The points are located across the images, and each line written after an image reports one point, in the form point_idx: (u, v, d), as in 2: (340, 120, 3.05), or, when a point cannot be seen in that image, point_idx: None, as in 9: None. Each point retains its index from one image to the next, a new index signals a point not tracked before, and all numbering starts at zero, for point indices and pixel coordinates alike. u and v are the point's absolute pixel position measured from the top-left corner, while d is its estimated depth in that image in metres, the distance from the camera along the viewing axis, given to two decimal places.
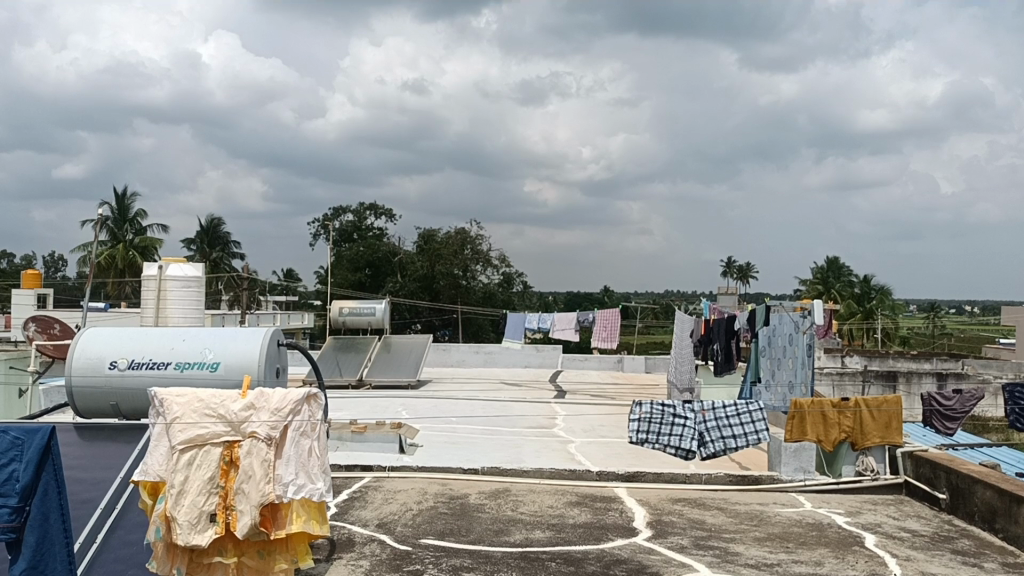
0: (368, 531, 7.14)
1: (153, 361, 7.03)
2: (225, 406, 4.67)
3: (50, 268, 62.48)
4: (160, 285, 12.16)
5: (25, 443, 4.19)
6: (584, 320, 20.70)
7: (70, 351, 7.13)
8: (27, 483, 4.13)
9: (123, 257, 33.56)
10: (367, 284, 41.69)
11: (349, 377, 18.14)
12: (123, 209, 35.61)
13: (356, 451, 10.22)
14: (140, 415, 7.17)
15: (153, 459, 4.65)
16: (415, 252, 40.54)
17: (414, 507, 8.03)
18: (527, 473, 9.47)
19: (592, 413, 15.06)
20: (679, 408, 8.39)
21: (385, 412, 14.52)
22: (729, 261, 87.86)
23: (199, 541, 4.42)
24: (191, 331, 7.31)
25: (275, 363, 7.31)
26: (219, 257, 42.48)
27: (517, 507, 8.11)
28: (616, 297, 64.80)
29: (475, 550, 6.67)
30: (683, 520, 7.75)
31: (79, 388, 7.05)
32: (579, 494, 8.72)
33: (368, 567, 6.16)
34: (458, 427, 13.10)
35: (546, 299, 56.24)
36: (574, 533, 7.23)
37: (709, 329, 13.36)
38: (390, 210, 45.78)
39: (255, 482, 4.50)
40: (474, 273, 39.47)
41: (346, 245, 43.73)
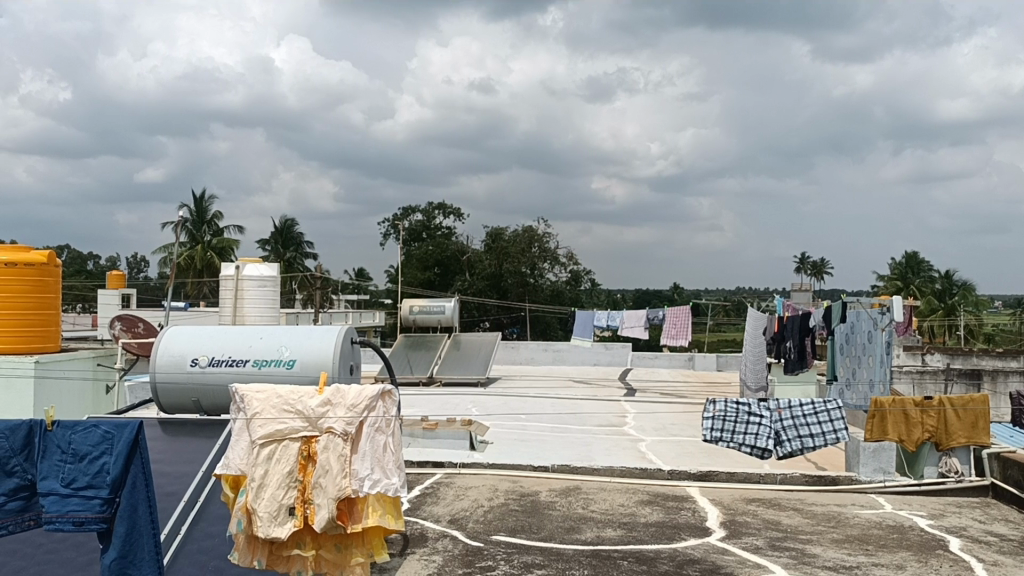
0: (440, 526, 7.22)
1: (232, 358, 7.23)
2: (303, 402, 4.76)
3: (133, 270, 65.04)
4: (238, 284, 12.50)
5: (115, 437, 4.32)
6: (654, 318, 20.55)
7: (155, 349, 7.39)
8: (117, 475, 4.27)
9: (202, 258, 34.58)
10: (437, 284, 42.10)
11: (420, 375, 18.31)
12: (202, 211, 36.65)
13: (428, 447, 10.37)
14: (220, 410, 7.38)
15: (234, 453, 4.77)
16: (483, 250, 40.80)
17: (485, 503, 8.08)
18: (598, 471, 9.43)
19: (662, 411, 14.90)
20: (755, 406, 8.23)
21: (456, 410, 14.64)
22: (803, 259, 85.92)
23: (279, 534, 4.52)
24: (267, 329, 7.49)
25: (348, 361, 7.45)
26: (293, 257, 43.43)
27: (588, 505, 8.08)
28: (685, 295, 63.97)
29: (547, 548, 6.67)
30: (758, 520, 7.62)
31: (164, 385, 7.30)
32: (651, 493, 8.65)
33: (441, 562, 6.22)
34: (528, 425, 13.13)
35: (614, 297, 55.95)
36: (647, 532, 7.17)
37: (783, 327, 13.02)
38: (458, 209, 46.10)
39: (332, 477, 4.57)
40: (542, 271, 39.47)
41: (415, 245, 44.24)
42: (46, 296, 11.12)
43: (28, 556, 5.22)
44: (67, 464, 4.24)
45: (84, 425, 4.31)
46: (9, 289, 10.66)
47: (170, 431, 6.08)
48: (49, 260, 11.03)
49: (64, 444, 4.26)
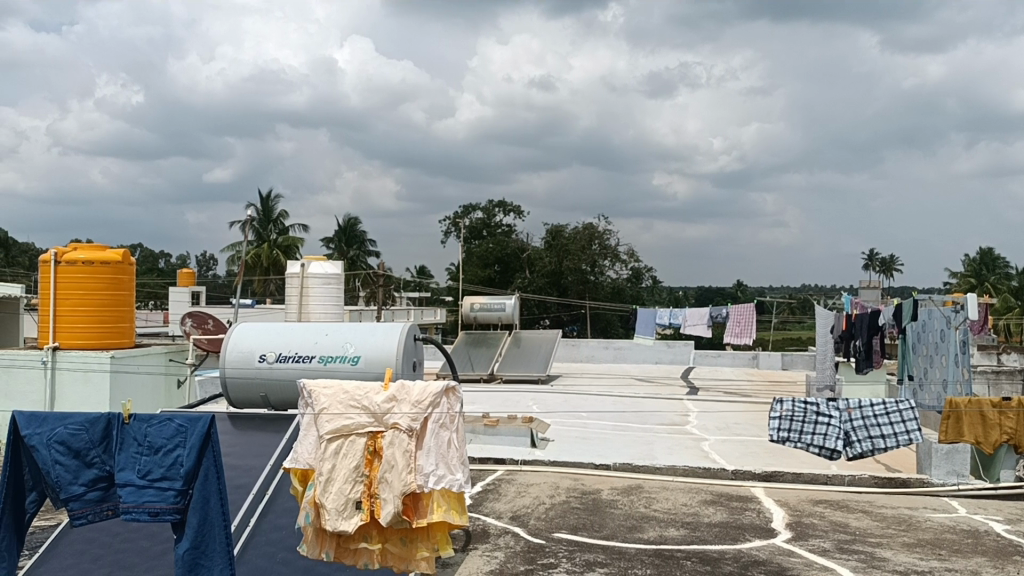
0: (502, 523, 7.25)
1: (299, 354, 7.36)
2: (369, 398, 4.82)
3: (201, 267, 66.76)
4: (303, 282, 12.74)
5: (188, 431, 4.42)
6: (717, 316, 20.29)
7: (225, 345, 7.57)
8: (190, 467, 4.38)
9: (268, 256, 35.30)
10: (497, 280, 42.27)
11: (481, 372, 18.40)
12: (268, 210, 37.41)
13: (489, 444, 10.45)
14: (288, 405, 7.52)
15: (303, 448, 4.86)
16: (543, 248, 40.78)
17: (547, 500, 8.10)
18: (660, 470, 9.36)
19: (726, 411, 14.70)
20: (823, 406, 8.04)
21: (517, 407, 14.66)
22: (872, 255, 83.93)
23: (346, 527, 4.58)
24: (333, 325, 7.60)
25: (411, 358, 7.52)
26: (356, 256, 44.05)
27: (651, 504, 8.02)
28: (748, 292, 62.92)
29: (610, 546, 6.64)
30: (825, 522, 7.46)
31: (234, 380, 7.48)
32: (715, 493, 8.54)
33: (503, 559, 6.26)
34: (590, 423, 13.09)
35: (676, 294, 55.37)
36: (710, 532, 7.09)
37: (851, 325, 12.73)
38: (518, 207, 46.17)
39: (398, 472, 4.61)
40: (602, 268, 39.26)
41: (476, 243, 44.44)
42: (121, 293, 11.47)
43: (106, 545, 5.42)
44: (143, 457, 4.37)
45: (159, 418, 4.42)
46: (86, 287, 11.06)
47: (240, 435, 6.24)
48: (123, 258, 11.40)
49: (140, 437, 4.38)
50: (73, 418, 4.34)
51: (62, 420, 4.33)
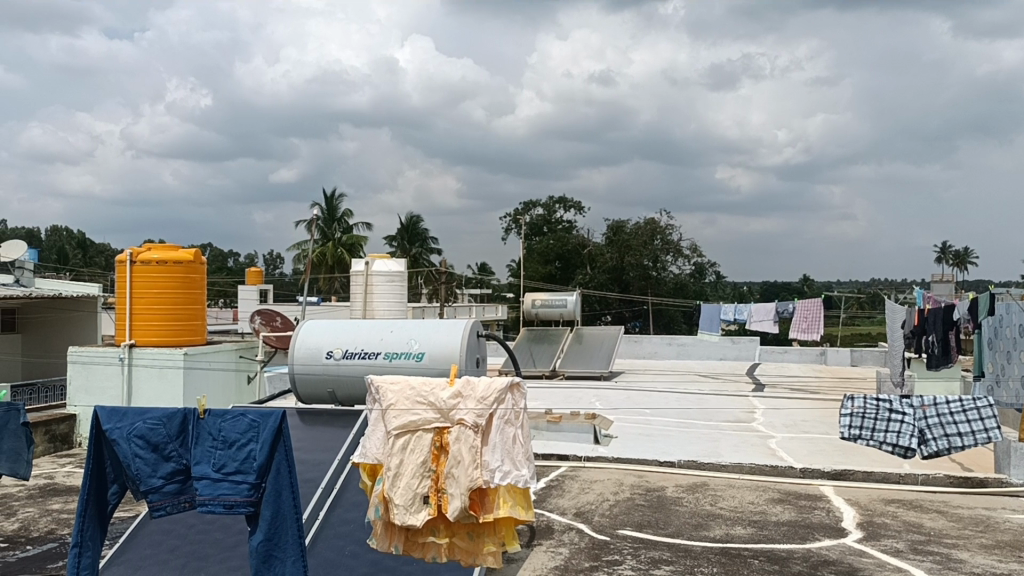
0: (566, 519, 7.25)
1: (365, 350, 7.47)
2: (435, 394, 4.88)
3: (269, 266, 68.25)
4: (367, 280, 12.93)
5: (261, 425, 4.52)
6: (784, 311, 19.95)
7: (292, 341, 7.72)
8: (262, 461, 4.48)
9: (333, 255, 35.89)
10: (558, 277, 42.27)
11: (543, 368, 18.45)
12: (332, 209, 38.03)
13: (552, 440, 10.47)
14: (354, 401, 7.63)
15: (371, 443, 4.94)
16: (604, 244, 40.62)
17: (611, 497, 8.08)
18: (726, 468, 9.24)
19: (793, 408, 14.44)
20: (896, 403, 7.79)
21: (579, 404, 14.63)
22: (945, 247, 81.59)
23: (413, 521, 4.62)
24: (398, 322, 7.70)
25: (475, 354, 7.57)
26: (418, 253, 44.51)
27: (716, 502, 7.93)
28: (815, 287, 61.64)
29: (675, 543, 6.60)
30: (898, 522, 7.27)
31: (302, 375, 7.62)
32: (782, 491, 8.41)
33: (568, 555, 6.27)
34: (654, 420, 13.00)
35: (741, 289, 54.60)
36: (778, 531, 6.98)
37: (923, 320, 12.38)
38: (579, 203, 46.11)
39: (464, 467, 4.64)
40: (665, 264, 38.94)
41: (537, 239, 44.48)
42: (193, 291, 11.77)
43: (183, 536, 5.59)
44: (218, 451, 4.49)
45: (232, 414, 4.53)
46: (159, 286, 11.37)
47: (309, 434, 6.37)
48: (195, 257, 11.67)
49: (215, 432, 4.51)
50: (152, 412, 4.49)
51: (141, 415, 4.48)
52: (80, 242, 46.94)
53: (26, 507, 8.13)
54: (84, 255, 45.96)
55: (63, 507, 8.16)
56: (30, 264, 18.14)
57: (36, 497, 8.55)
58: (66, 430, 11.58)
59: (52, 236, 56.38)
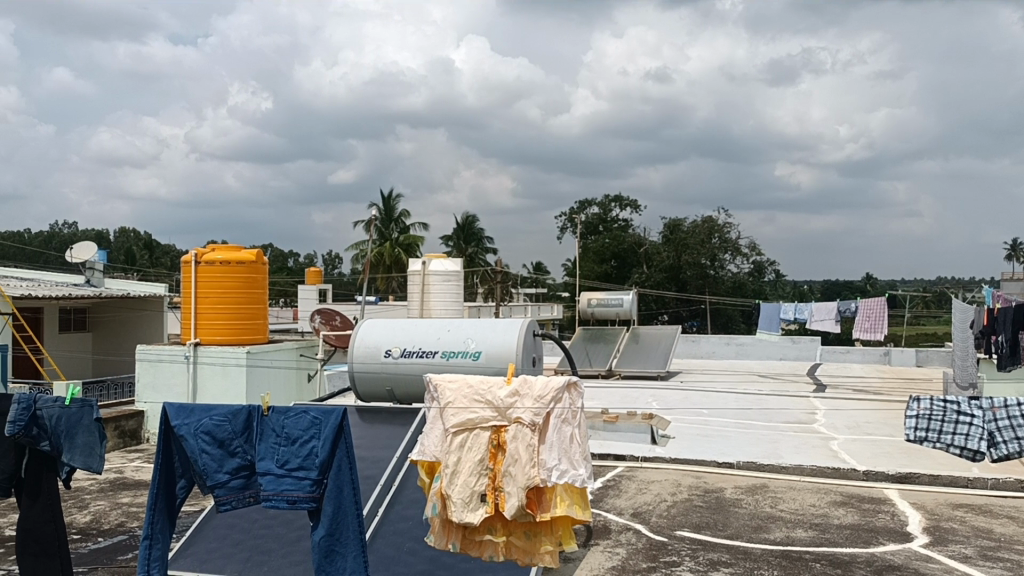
0: (623, 519, 7.23)
1: (422, 349, 7.54)
2: (492, 393, 4.91)
3: (327, 266, 69.33)
4: (425, 279, 13.05)
5: (323, 422, 4.59)
6: (846, 310, 19.57)
7: (352, 340, 7.84)
8: (324, 458, 4.55)
9: (390, 255, 36.30)
10: (614, 276, 42.05)
11: (599, 368, 18.39)
12: (390, 209, 38.44)
13: (609, 440, 10.43)
14: (412, 399, 7.71)
15: (429, 440, 4.99)
16: (661, 242, 40.36)
17: (668, 497, 8.02)
18: (787, 470, 9.11)
19: (856, 409, 14.15)
20: (965, 404, 7.25)
21: (636, 404, 14.53)
22: (1015, 246, 79.18)
23: (471, 519, 4.66)
24: (455, 321, 7.76)
25: (532, 353, 7.58)
26: (474, 253, 44.73)
27: (776, 504, 7.81)
28: (878, 285, 60.22)
29: (734, 546, 6.52)
30: (966, 528, 7.07)
31: (361, 373, 7.73)
32: (845, 494, 8.25)
33: (625, 555, 6.25)
34: (712, 420, 12.86)
35: (801, 288, 53.77)
36: (841, 534, 6.85)
37: (993, 319, 12.01)
38: (635, 202, 45.88)
39: (521, 466, 4.65)
40: (723, 262, 38.61)
41: (593, 238, 44.33)
42: (256, 291, 12.02)
43: (247, 530, 5.71)
44: (282, 447, 4.58)
45: (295, 411, 4.61)
46: (223, 285, 11.65)
47: (371, 432, 6.48)
48: (258, 257, 11.92)
49: (279, 429, 4.60)
50: (218, 409, 4.61)
51: (208, 412, 4.61)
52: (146, 243, 48.27)
53: (97, 500, 8.40)
54: (150, 256, 47.26)
55: (133, 500, 8.42)
56: (100, 265, 18.75)
57: (107, 490, 8.83)
58: (135, 425, 11.94)
59: (121, 237, 58.22)
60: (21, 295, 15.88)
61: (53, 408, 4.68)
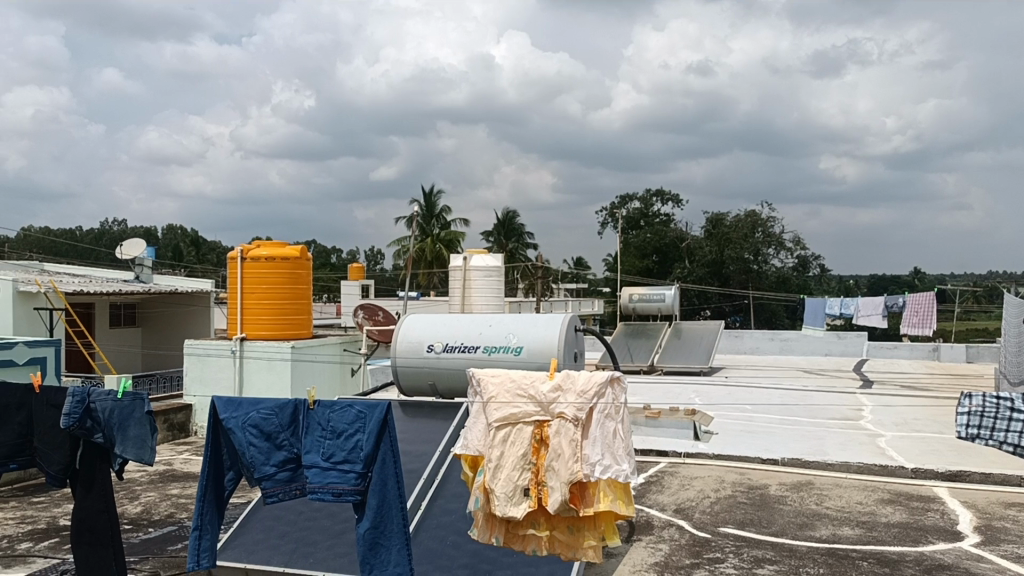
0: (666, 515, 7.20)
1: (464, 344, 7.58)
2: (535, 387, 4.91)
3: (369, 262, 69.84)
4: (466, 275, 13.10)
5: (367, 416, 4.63)
6: (893, 306, 19.23)
7: (395, 335, 7.90)
8: (369, 451, 4.59)
9: (432, 250, 36.48)
10: (656, 271, 41.77)
11: (641, 363, 18.26)
12: (431, 205, 38.60)
13: (651, 436, 10.38)
14: (454, 393, 7.74)
15: (472, 434, 5.01)
16: (703, 237, 40.05)
17: (711, 494, 7.95)
18: (833, 467, 8.99)
19: (905, 406, 13.88)
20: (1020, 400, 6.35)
21: (679, 399, 14.43)
22: None
23: (515, 513, 4.67)
24: (496, 317, 7.78)
25: (573, 349, 7.58)
26: (515, 248, 44.72)
27: (822, 501, 7.71)
28: (927, 280, 59.11)
29: (779, 543, 6.45)
30: (1019, 528, 6.90)
31: (404, 368, 7.78)
32: (893, 492, 8.11)
33: (669, 551, 6.22)
34: (756, 417, 12.72)
35: (847, 283, 52.96)
36: (888, 532, 6.73)
37: None
38: (677, 196, 45.55)
39: (565, 461, 4.65)
40: (766, 257, 38.20)
41: (634, 232, 44.06)
42: (300, 287, 12.19)
43: (292, 522, 5.80)
44: (327, 440, 4.63)
45: (340, 405, 4.66)
46: (268, 281, 11.84)
47: (414, 426, 6.53)
48: (301, 254, 12.11)
49: (324, 422, 4.65)
50: (265, 403, 4.69)
51: (255, 405, 4.69)
52: (193, 240, 49.04)
53: (147, 491, 8.57)
54: (197, 252, 48.04)
55: (182, 492, 8.59)
56: (149, 261, 19.12)
57: (156, 482, 9.01)
58: (183, 419, 12.17)
59: (168, 234, 59.25)
60: (74, 290, 16.27)
61: (106, 401, 4.79)
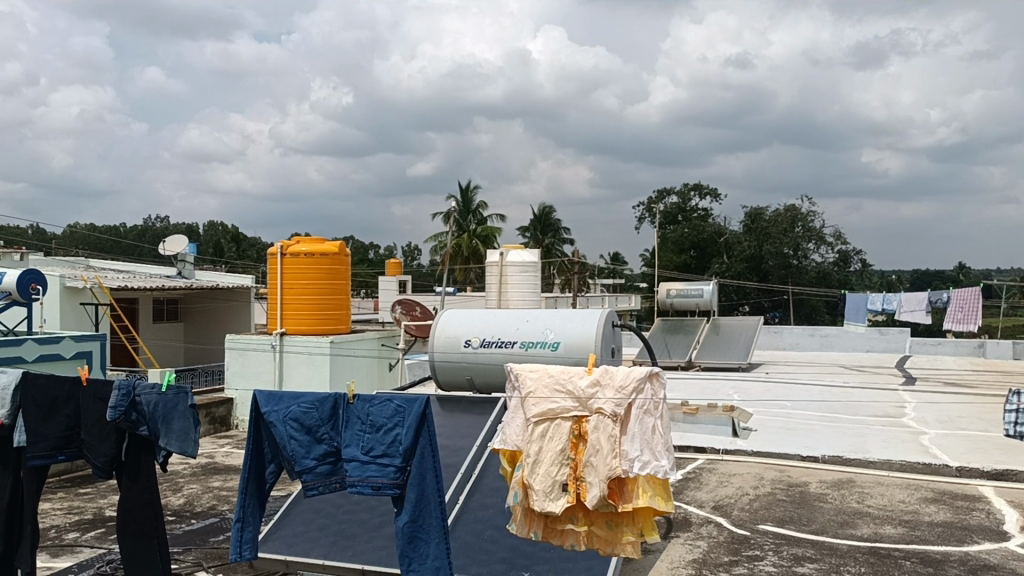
0: (704, 512, 7.15)
1: (502, 339, 7.59)
2: (574, 382, 4.91)
3: (407, 258, 70.35)
4: (503, 270, 13.11)
5: (406, 410, 4.66)
6: (937, 301, 18.89)
7: (433, 330, 7.94)
8: (408, 445, 4.61)
9: (468, 246, 36.60)
10: (693, 266, 41.48)
11: (679, 359, 18.14)
12: (468, 201, 38.70)
13: (689, 432, 10.33)
14: (491, 388, 7.77)
15: (510, 429, 5.01)
16: (742, 232, 39.66)
17: (750, 491, 7.89)
18: (874, 464, 8.87)
19: (949, 403, 13.64)
20: None
21: (717, 395, 14.33)
22: None
23: (553, 508, 4.67)
24: (534, 312, 7.78)
25: (611, 344, 7.56)
26: (552, 243, 44.69)
27: (863, 499, 7.61)
28: (971, 275, 57.96)
29: (819, 541, 6.38)
30: None
31: (441, 363, 7.81)
32: (936, 490, 7.98)
33: (707, 548, 6.18)
34: (796, 413, 12.59)
35: (889, 278, 52.09)
36: (932, 532, 6.62)
37: None
38: (715, 190, 45.16)
39: (603, 456, 4.64)
40: (806, 252, 37.74)
41: (671, 227, 43.79)
42: (339, 282, 12.29)
43: (331, 516, 5.86)
44: (367, 434, 4.67)
45: (380, 399, 4.70)
46: (307, 276, 11.96)
47: (452, 421, 6.57)
48: (340, 250, 12.22)
49: (364, 416, 4.69)
50: (306, 396, 4.74)
51: (296, 399, 4.75)
52: (234, 236, 49.73)
53: (190, 484, 8.73)
54: (238, 249, 48.69)
55: (223, 484, 8.74)
56: (191, 257, 19.42)
57: (199, 475, 9.17)
58: (225, 412, 12.35)
59: (209, 231, 60.13)
60: (118, 285, 16.58)
61: (150, 395, 4.86)
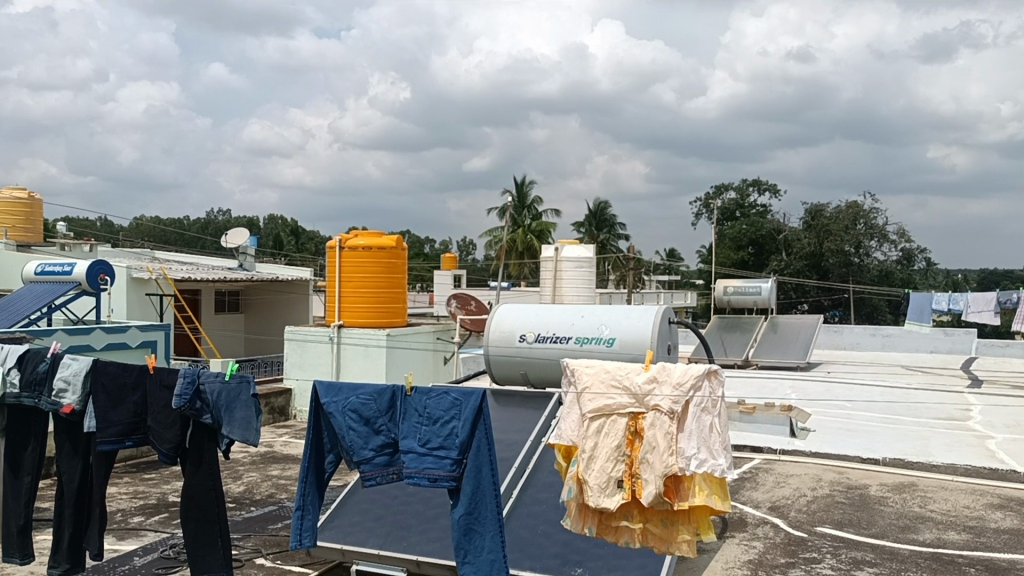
0: (760, 512, 7.07)
1: (556, 335, 7.58)
2: (630, 378, 4.88)
3: (462, 253, 70.87)
4: (557, 266, 13.11)
5: (463, 404, 4.69)
6: (1006, 301, 18.31)
7: (488, 324, 7.98)
8: (465, 439, 4.64)
9: (523, 241, 36.63)
10: (751, 263, 40.93)
11: (736, 357, 17.92)
12: (523, 196, 38.74)
13: (746, 431, 10.20)
14: (546, 383, 7.77)
15: (565, 425, 4.98)
16: (801, 229, 38.97)
17: (808, 492, 7.76)
18: (937, 468, 8.64)
19: (1016, 407, 13.22)
20: None
21: (775, 395, 14.10)
22: None
23: (608, 504, 4.67)
24: (589, 308, 7.77)
25: (666, 341, 7.51)
26: (607, 239, 44.51)
27: (925, 504, 7.43)
28: None
29: (880, 545, 6.25)
30: None
31: (496, 357, 7.85)
32: (1001, 496, 7.75)
33: (762, 549, 6.11)
34: (856, 414, 12.33)
35: (955, 278, 50.71)
36: (997, 539, 6.43)
37: None
38: (774, 186, 44.45)
39: (660, 454, 4.62)
40: (869, 249, 36.92)
41: (729, 224, 43.21)
42: (396, 275, 12.50)
43: (386, 507, 5.95)
44: (424, 426, 4.71)
45: (437, 392, 4.73)
46: (365, 270, 12.15)
47: (506, 416, 6.60)
48: (396, 244, 12.40)
49: (421, 408, 4.73)
50: (364, 388, 4.81)
51: (355, 391, 4.82)
52: (293, 230, 50.62)
53: (250, 472, 8.92)
54: (297, 242, 49.49)
55: (281, 473, 8.91)
56: (251, 250, 19.81)
57: (258, 464, 9.37)
58: (283, 402, 12.57)
59: (270, 224, 61.28)
60: (182, 277, 17.00)
61: (214, 383, 5.00)
